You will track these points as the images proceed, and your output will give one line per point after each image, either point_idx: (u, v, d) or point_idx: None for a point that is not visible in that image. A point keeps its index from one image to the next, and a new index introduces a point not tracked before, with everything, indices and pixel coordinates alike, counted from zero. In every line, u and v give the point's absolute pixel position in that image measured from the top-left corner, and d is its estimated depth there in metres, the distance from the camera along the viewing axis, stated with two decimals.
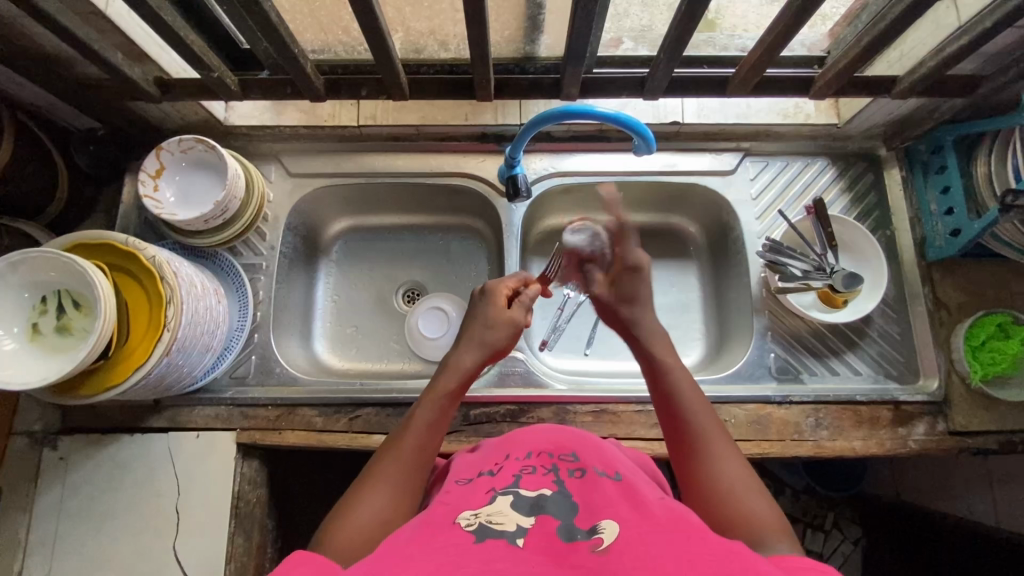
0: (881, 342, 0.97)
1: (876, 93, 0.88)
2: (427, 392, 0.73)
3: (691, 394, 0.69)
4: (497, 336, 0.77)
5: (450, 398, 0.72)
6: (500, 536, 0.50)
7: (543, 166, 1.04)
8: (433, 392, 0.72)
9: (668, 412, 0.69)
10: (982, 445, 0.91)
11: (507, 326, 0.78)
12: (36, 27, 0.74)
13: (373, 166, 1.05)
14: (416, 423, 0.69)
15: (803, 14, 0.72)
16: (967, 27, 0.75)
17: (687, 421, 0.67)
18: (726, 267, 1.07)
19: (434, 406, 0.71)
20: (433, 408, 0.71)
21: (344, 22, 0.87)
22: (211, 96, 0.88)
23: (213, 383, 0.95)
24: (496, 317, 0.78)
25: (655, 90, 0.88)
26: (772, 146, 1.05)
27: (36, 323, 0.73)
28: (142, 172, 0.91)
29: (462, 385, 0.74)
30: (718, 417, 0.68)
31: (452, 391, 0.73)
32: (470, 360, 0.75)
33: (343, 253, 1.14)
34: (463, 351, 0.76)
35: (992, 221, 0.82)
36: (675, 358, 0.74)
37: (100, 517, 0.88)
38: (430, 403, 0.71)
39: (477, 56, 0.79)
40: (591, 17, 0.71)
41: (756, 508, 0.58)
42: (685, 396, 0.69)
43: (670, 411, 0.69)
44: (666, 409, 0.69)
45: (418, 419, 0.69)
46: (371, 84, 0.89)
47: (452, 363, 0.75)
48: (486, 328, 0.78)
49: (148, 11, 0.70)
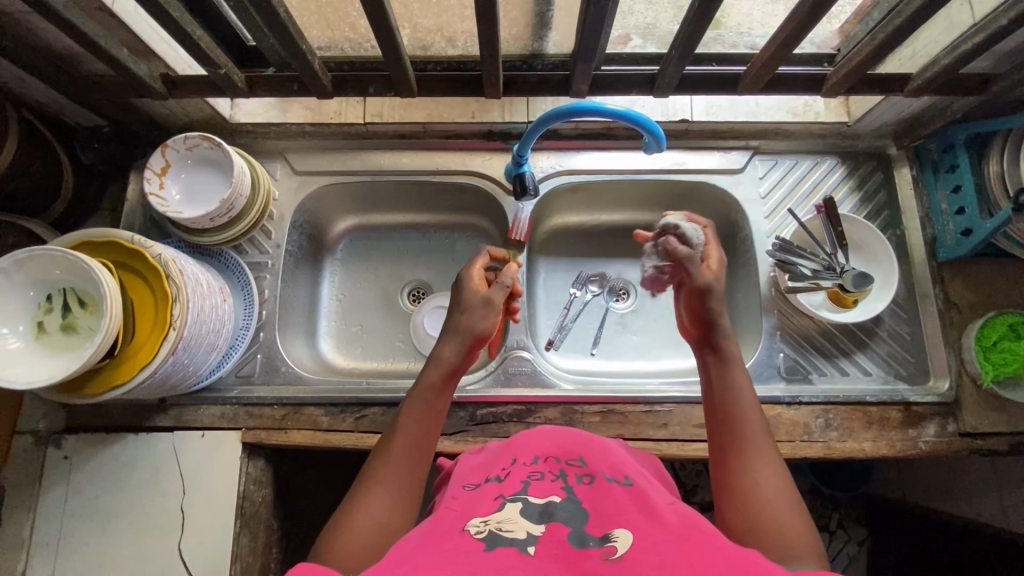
0: (891, 342, 0.96)
1: (888, 91, 0.87)
2: (413, 390, 0.72)
3: (748, 398, 0.68)
4: (475, 322, 0.75)
5: (436, 392, 0.71)
6: (511, 544, 0.50)
7: (550, 164, 1.04)
8: (418, 389, 0.72)
9: (719, 409, 0.69)
10: (993, 447, 0.90)
11: (483, 310, 0.76)
12: (41, 23, 0.73)
13: (379, 164, 1.04)
14: (405, 421, 0.69)
15: (818, 10, 0.71)
16: (983, 25, 0.74)
17: (737, 421, 0.67)
18: (735, 266, 1.06)
19: (422, 404, 0.70)
20: (420, 404, 0.70)
21: (352, 20, 0.87)
22: (218, 93, 0.87)
23: (219, 382, 0.94)
24: (470, 301, 0.76)
25: (665, 87, 0.88)
26: (781, 145, 1.04)
27: (41, 321, 0.72)
28: (147, 169, 0.91)
29: (448, 379, 0.73)
30: (766, 422, 0.67)
31: (438, 386, 0.72)
32: (450, 351, 0.74)
33: (348, 251, 1.13)
34: (444, 343, 0.75)
35: (1005, 220, 0.82)
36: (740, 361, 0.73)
37: (105, 516, 0.88)
38: (417, 399, 0.71)
39: (487, 53, 0.78)
40: (603, 13, 0.70)
41: (789, 516, 0.58)
42: (742, 399, 0.68)
43: (720, 408, 0.69)
44: (717, 406, 0.69)
45: (407, 418, 0.69)
46: (378, 81, 0.88)
47: (434, 356, 0.74)
48: (463, 314, 0.76)
49: (155, 6, 0.69)
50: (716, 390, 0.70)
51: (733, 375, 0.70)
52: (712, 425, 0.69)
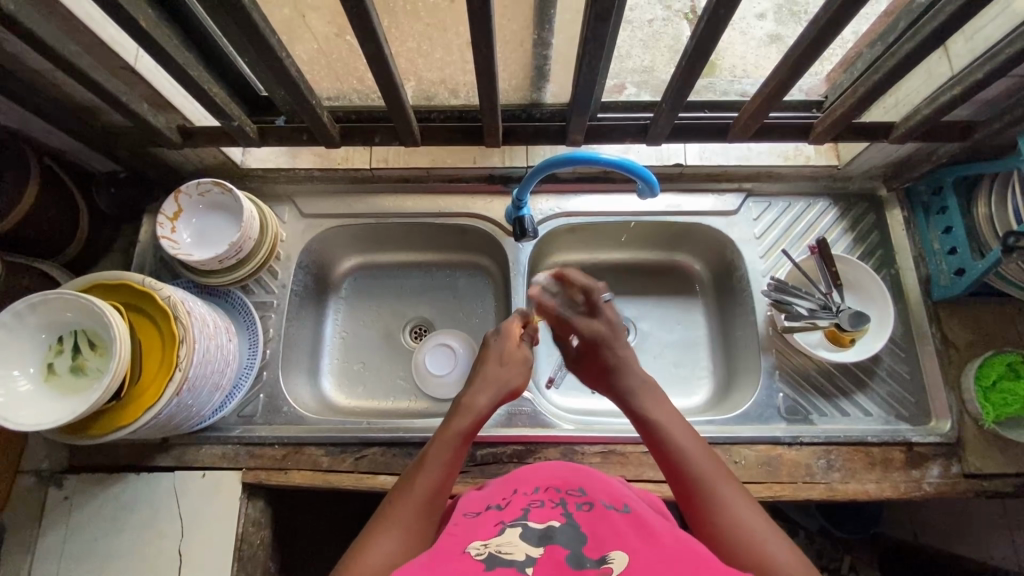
0: (891, 382, 0.96)
1: (874, 137, 0.90)
2: (440, 433, 0.72)
3: (684, 437, 0.69)
4: (510, 377, 0.81)
5: (462, 435, 0.72)
6: (510, 566, 0.51)
7: (549, 207, 1.07)
8: (446, 433, 0.72)
9: (663, 456, 0.69)
10: (998, 488, 0.89)
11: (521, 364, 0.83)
12: (66, 79, 0.78)
13: (383, 207, 1.07)
14: (432, 461, 0.69)
15: (800, 66, 0.74)
16: (959, 78, 0.78)
17: (684, 463, 0.67)
18: (731, 304, 1.08)
19: (447, 445, 0.71)
20: (447, 448, 0.70)
21: (358, 73, 0.91)
22: (231, 142, 0.92)
23: (222, 422, 0.95)
24: (511, 356, 0.83)
25: (658, 135, 0.91)
26: (773, 187, 1.07)
27: (51, 363, 0.74)
28: (160, 215, 0.94)
29: (475, 424, 0.74)
30: (713, 455, 0.68)
31: (465, 430, 0.73)
32: (483, 400, 0.77)
33: (352, 290, 1.15)
34: (477, 391, 0.78)
35: (996, 260, 0.83)
36: (660, 404, 0.75)
37: (102, 558, 0.87)
38: (444, 440, 0.71)
39: (487, 105, 0.82)
40: (595, 70, 0.74)
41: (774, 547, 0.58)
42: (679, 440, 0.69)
43: (665, 453, 0.69)
44: (662, 455, 0.69)
45: (432, 457, 0.69)
46: (383, 131, 0.92)
47: (467, 401, 0.76)
48: (503, 365, 0.82)
49: (175, 67, 0.74)
50: (654, 440, 0.71)
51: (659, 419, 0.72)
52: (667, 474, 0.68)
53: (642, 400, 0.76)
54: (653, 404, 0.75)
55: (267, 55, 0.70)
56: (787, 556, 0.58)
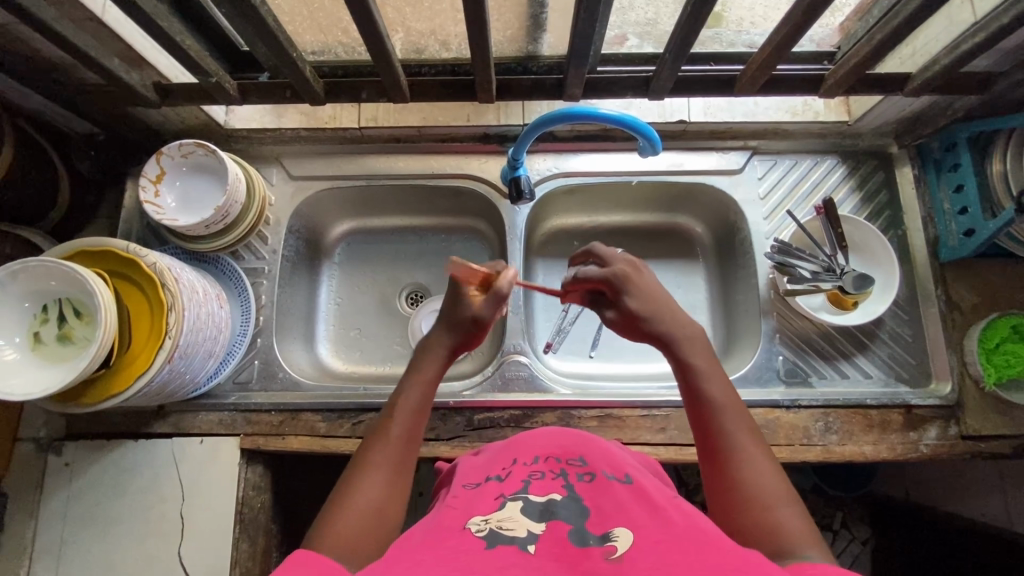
0: (892, 344, 0.96)
1: (887, 91, 0.85)
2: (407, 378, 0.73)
3: (720, 391, 0.67)
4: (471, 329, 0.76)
5: (430, 380, 0.73)
6: (511, 543, 0.50)
7: (547, 166, 1.03)
8: (412, 378, 0.73)
9: (694, 403, 0.68)
10: (994, 449, 0.89)
11: (474, 325, 0.76)
12: (30, 34, 0.73)
13: (375, 167, 1.04)
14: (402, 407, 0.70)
15: (813, 13, 0.69)
16: (984, 24, 0.73)
17: (712, 417, 0.65)
18: (735, 266, 1.05)
19: (418, 390, 0.72)
20: (416, 392, 0.71)
21: (342, 24, 0.86)
22: (210, 100, 0.87)
23: (217, 389, 0.95)
24: (461, 315, 0.76)
25: (660, 90, 0.87)
26: (780, 145, 1.03)
27: (37, 332, 0.73)
28: (142, 177, 0.91)
29: (442, 369, 0.75)
30: (746, 412, 0.66)
31: (430, 373, 0.73)
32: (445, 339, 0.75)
33: (346, 255, 1.13)
34: (437, 331, 0.76)
35: (1008, 220, 0.80)
36: (703, 353, 0.71)
37: (105, 522, 0.88)
38: (415, 386, 0.72)
39: (479, 58, 0.77)
40: (594, 17, 0.69)
41: (784, 514, 0.57)
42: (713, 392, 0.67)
43: (698, 404, 0.67)
44: (695, 402, 0.67)
45: (402, 403, 0.70)
46: (371, 87, 0.88)
47: (429, 343, 0.76)
48: (451, 327, 0.76)
49: (144, 18, 0.69)
50: (688, 387, 0.68)
51: (698, 366, 0.69)
52: (693, 424, 0.67)
53: (682, 345, 0.71)
54: (694, 347, 0.71)
55: (239, 3, 0.65)
56: (795, 522, 0.56)
